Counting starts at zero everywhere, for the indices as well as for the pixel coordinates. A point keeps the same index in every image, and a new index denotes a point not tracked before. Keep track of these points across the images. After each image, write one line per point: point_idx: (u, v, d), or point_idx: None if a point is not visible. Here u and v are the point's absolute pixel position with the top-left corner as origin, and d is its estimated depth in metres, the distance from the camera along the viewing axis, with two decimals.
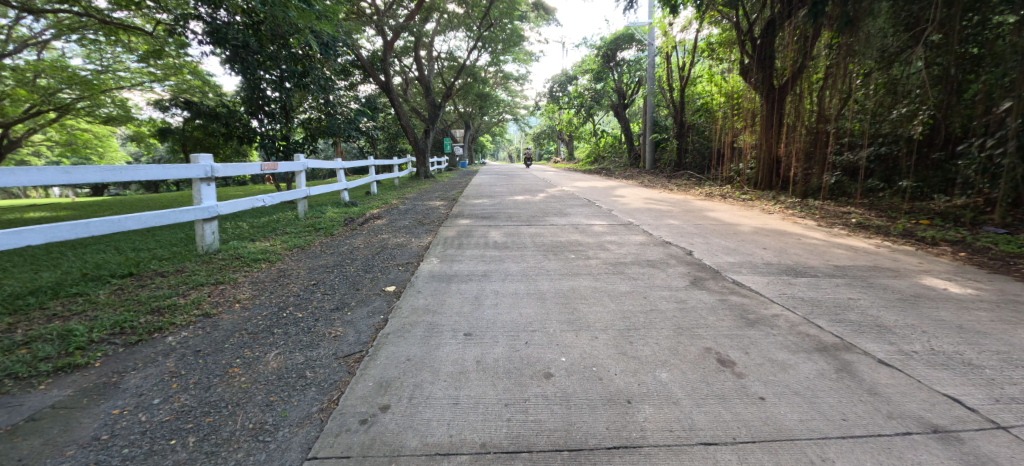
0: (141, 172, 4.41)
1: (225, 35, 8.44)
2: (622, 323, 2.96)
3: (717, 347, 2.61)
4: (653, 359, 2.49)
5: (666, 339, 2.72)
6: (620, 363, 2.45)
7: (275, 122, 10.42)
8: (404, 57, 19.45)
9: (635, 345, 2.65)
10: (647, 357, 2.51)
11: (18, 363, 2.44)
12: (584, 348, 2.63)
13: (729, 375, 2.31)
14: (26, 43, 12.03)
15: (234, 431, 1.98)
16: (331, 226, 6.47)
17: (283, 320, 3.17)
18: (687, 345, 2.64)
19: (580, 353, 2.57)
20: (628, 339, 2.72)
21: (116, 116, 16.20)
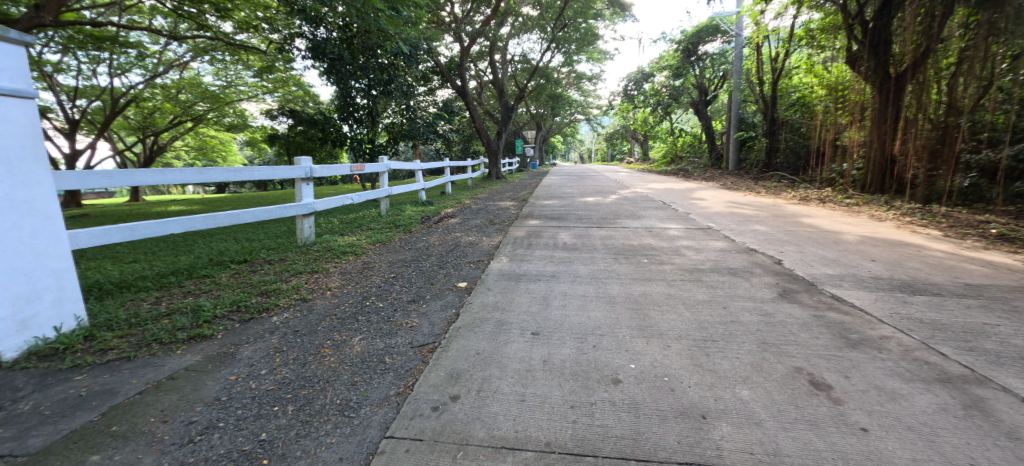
0: (255, 173, 5.04)
1: (324, 50, 9.48)
2: (698, 333, 2.82)
3: (810, 368, 2.39)
4: (733, 374, 2.34)
5: (749, 354, 2.54)
6: (694, 376, 2.34)
7: (363, 126, 11.33)
8: (479, 62, 20.02)
9: (713, 358, 2.51)
10: (726, 371, 2.36)
11: (162, 331, 2.93)
12: (654, 356, 2.56)
13: (823, 400, 2.11)
14: (171, 64, 14.19)
15: (325, 404, 2.21)
16: (409, 224, 6.89)
17: (366, 308, 3.45)
18: (774, 363, 2.45)
19: (651, 361, 2.50)
20: (705, 352, 2.58)
21: (236, 124, 18.54)
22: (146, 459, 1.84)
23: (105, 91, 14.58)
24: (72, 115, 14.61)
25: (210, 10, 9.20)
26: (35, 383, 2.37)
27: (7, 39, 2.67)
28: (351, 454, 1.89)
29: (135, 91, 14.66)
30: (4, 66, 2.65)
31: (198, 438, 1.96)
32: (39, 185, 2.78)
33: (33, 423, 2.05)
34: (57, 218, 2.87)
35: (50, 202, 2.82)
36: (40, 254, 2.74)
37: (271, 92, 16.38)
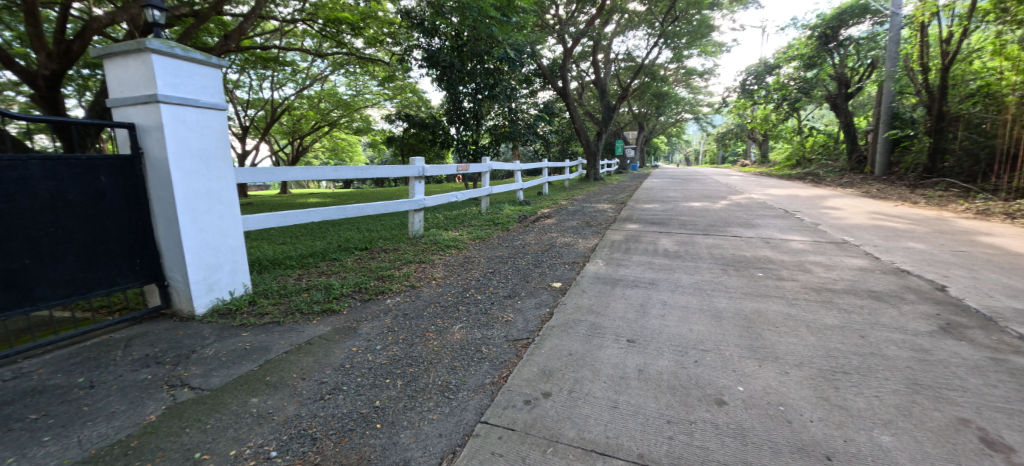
0: (378, 171, 5.63)
1: (437, 58, 10.53)
2: (823, 362, 2.49)
3: (980, 421, 1.96)
4: (870, 415, 2.02)
5: (891, 394, 2.18)
6: (817, 409, 2.07)
7: (468, 129, 11.95)
8: (582, 62, 19.82)
9: (842, 393, 2.19)
10: (859, 410, 2.05)
11: (303, 303, 3.44)
12: (768, 381, 2.31)
13: (998, 463, 1.72)
14: (314, 78, 16.42)
15: (428, 383, 2.40)
16: (508, 222, 7.09)
17: (466, 299, 3.65)
18: (927, 409, 2.06)
19: (763, 385, 2.27)
20: (832, 384, 2.26)
21: (361, 128, 20.83)
22: (289, 407, 2.18)
23: (266, 102, 17.38)
24: (243, 122, 17.67)
25: (346, 29, 10.47)
26: (215, 335, 2.99)
27: (209, 64, 3.33)
28: (449, 433, 2.02)
29: (287, 101, 17.26)
30: (207, 85, 3.35)
31: (326, 396, 2.27)
32: (224, 178, 3.50)
33: (213, 366, 2.57)
34: (234, 205, 3.60)
35: (231, 191, 3.54)
36: (223, 232, 3.49)
37: (391, 99, 18.06)
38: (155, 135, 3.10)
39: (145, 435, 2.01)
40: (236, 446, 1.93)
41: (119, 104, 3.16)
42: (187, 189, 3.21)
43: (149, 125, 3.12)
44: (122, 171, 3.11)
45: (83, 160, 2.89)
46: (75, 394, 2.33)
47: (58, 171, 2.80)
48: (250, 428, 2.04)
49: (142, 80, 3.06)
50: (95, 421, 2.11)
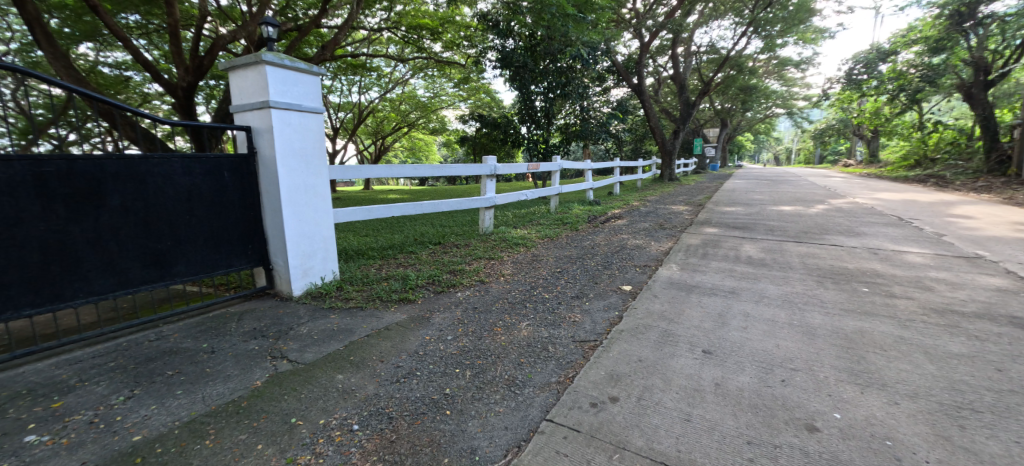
0: (453, 170, 5.83)
1: (511, 59, 10.71)
2: (945, 396, 2.15)
3: None
4: (1005, 463, 1.72)
5: None
6: (934, 449, 1.80)
7: (539, 128, 11.96)
8: (661, 57, 18.96)
9: (968, 433, 1.88)
10: (991, 456, 1.75)
11: (382, 291, 3.68)
12: (872, 411, 2.05)
13: None
14: (396, 81, 17.41)
15: (495, 376, 2.45)
16: (576, 222, 7.02)
17: (533, 297, 3.67)
18: None
19: (864, 415, 2.02)
20: (954, 422, 1.95)
21: (437, 128, 21.73)
22: (369, 387, 2.35)
23: (354, 105, 18.74)
24: (334, 124, 19.25)
25: (426, 34, 10.99)
26: (308, 315, 3.30)
27: (311, 72, 3.66)
28: (514, 427, 2.04)
29: (371, 104, 18.49)
30: (309, 92, 3.69)
31: (402, 380, 2.41)
32: (320, 174, 3.83)
33: (307, 343, 2.84)
34: (328, 199, 3.94)
35: (326, 187, 3.87)
36: (317, 223, 3.83)
37: (466, 100, 18.62)
38: (266, 136, 3.48)
39: (252, 397, 2.27)
40: (324, 417, 2.11)
41: (238, 109, 3.58)
42: (290, 184, 3.57)
43: (261, 127, 3.51)
44: (240, 168, 3.54)
45: (210, 158, 3.33)
46: (199, 357, 2.70)
47: (193, 167, 3.25)
48: (336, 402, 2.23)
49: (257, 88, 3.45)
50: (215, 381, 2.43)
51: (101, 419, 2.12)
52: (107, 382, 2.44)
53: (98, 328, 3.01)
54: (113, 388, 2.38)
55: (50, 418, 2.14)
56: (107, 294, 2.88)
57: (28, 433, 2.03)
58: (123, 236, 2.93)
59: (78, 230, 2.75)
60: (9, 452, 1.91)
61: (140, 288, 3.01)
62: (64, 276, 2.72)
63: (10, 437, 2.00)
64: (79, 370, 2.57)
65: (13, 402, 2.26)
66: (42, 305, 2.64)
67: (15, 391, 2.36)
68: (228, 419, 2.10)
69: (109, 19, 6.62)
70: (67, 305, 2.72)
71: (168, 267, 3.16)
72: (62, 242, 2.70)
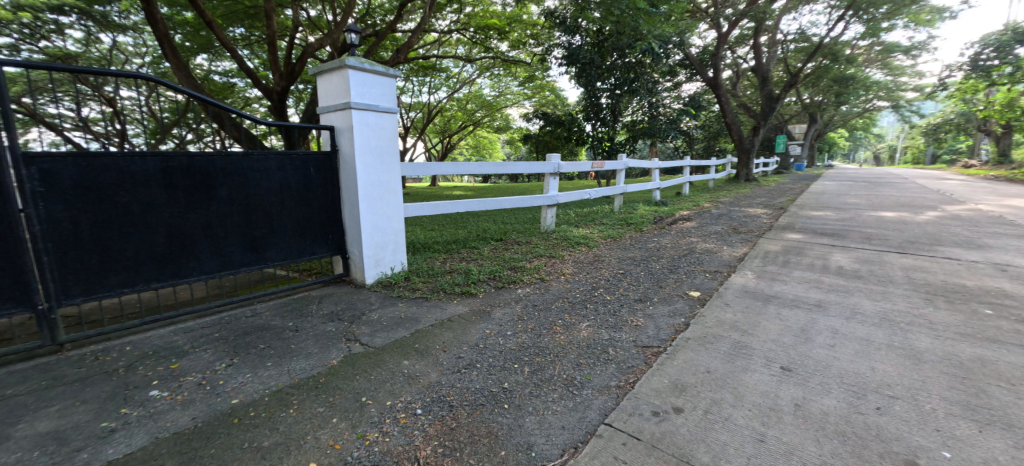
0: (517, 167, 5.87)
1: (577, 56, 10.57)
2: None
3: None
4: None
5: None
6: None
7: (604, 125, 11.65)
8: (740, 48, 17.69)
9: None
10: None
11: (446, 284, 3.79)
12: (993, 454, 1.76)
13: None
14: (464, 81, 17.84)
15: (553, 375, 2.42)
16: (641, 223, 6.79)
17: (594, 298, 3.59)
18: None
19: (981, 457, 1.75)
20: None
21: (502, 126, 21.99)
22: (432, 374, 2.43)
23: (424, 105, 19.50)
24: (404, 123, 20.18)
25: (494, 34, 11.15)
26: (379, 303, 3.48)
27: (387, 75, 3.85)
28: (572, 427, 2.01)
29: (439, 103, 19.13)
30: (385, 93, 3.89)
31: (462, 370, 2.47)
32: (394, 170, 4.03)
33: (378, 328, 3.01)
34: (399, 194, 4.13)
35: (399, 182, 4.07)
36: (389, 216, 4.03)
37: (530, 98, 18.64)
38: (346, 135, 3.72)
39: (329, 374, 2.45)
40: (391, 399, 2.22)
41: (323, 110, 3.86)
42: (366, 179, 3.79)
43: (343, 126, 3.76)
44: (324, 164, 3.82)
45: (299, 155, 3.64)
46: (286, 334, 2.95)
47: (285, 162, 3.57)
48: (402, 385, 2.33)
49: (339, 90, 3.70)
50: (299, 357, 2.65)
51: (207, 382, 2.40)
52: (212, 350, 2.76)
53: (206, 303, 3.41)
54: (217, 356, 2.67)
55: (169, 377, 2.45)
56: (214, 273, 3.25)
57: (153, 388, 2.34)
58: (228, 222, 3.30)
59: (194, 217, 3.13)
60: (138, 403, 2.22)
61: (240, 269, 3.37)
62: (183, 256, 3.11)
63: (139, 390, 2.32)
64: (190, 338, 2.92)
65: (141, 361, 2.62)
66: (165, 280, 3.04)
67: (143, 352, 2.73)
68: (309, 392, 2.28)
69: (221, 32, 7.40)
70: (183, 282, 3.10)
71: (262, 251, 3.50)
72: (182, 226, 3.09)
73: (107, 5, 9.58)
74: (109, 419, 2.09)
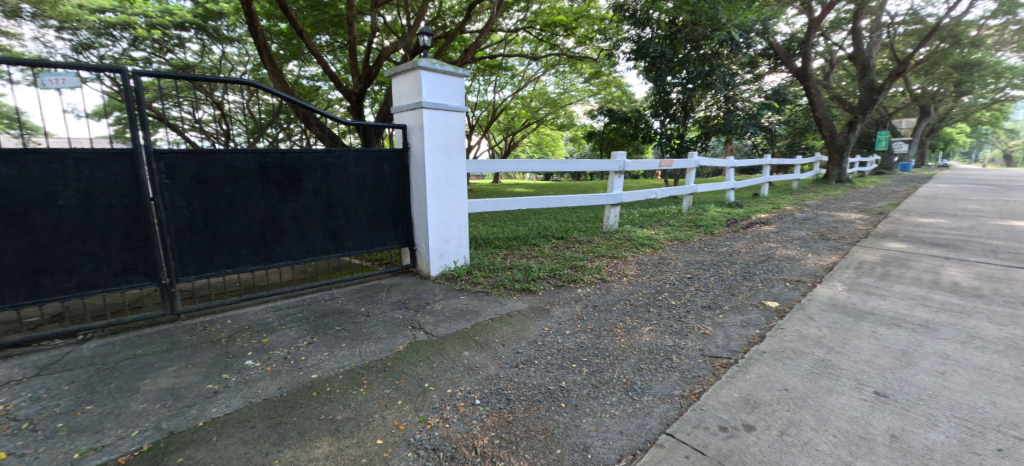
0: (581, 165, 5.77)
1: (647, 50, 10.17)
2: None
3: None
4: None
5: None
6: None
7: (674, 122, 11.11)
8: (835, 35, 15.99)
9: None
10: None
11: (506, 280, 3.82)
12: None
13: None
14: (529, 79, 17.86)
15: (612, 378, 2.35)
16: (712, 225, 6.41)
17: (658, 302, 3.44)
18: None
19: None
20: None
21: (566, 123, 21.76)
22: (491, 367, 2.46)
23: (489, 103, 19.81)
24: (470, 121, 20.65)
25: (560, 31, 10.99)
26: (442, 294, 3.59)
27: (456, 75, 3.94)
28: (631, 433, 1.94)
29: (504, 101, 19.32)
30: (454, 92, 3.98)
31: (520, 366, 2.47)
32: (460, 167, 4.13)
33: (441, 319, 3.10)
34: (464, 189, 4.22)
35: (465, 178, 4.17)
36: (455, 211, 4.14)
37: (596, 94, 18.25)
38: (417, 133, 3.87)
39: (396, 359, 2.57)
40: (451, 387, 2.28)
41: (396, 109, 4.05)
42: (435, 175, 3.92)
43: (414, 124, 3.91)
44: (397, 160, 4.00)
45: (375, 151, 3.84)
46: (358, 318, 3.14)
47: (363, 158, 3.79)
48: (462, 375, 2.39)
49: (412, 90, 3.84)
50: (370, 341, 2.80)
51: (292, 356, 2.61)
52: (296, 328, 3.00)
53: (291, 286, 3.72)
54: (300, 334, 2.91)
55: (260, 349, 2.71)
56: (299, 259, 3.53)
57: (247, 358, 2.60)
58: (313, 212, 3.57)
59: (284, 207, 3.42)
60: (236, 370, 2.47)
61: (322, 256, 3.64)
62: (275, 242, 3.41)
63: (237, 359, 2.59)
64: (278, 316, 3.19)
65: (238, 333, 2.91)
66: (259, 263, 3.36)
67: (240, 326, 3.04)
68: (377, 374, 2.41)
69: (310, 40, 7.97)
70: (274, 265, 3.40)
71: (340, 241, 3.75)
72: (274, 215, 3.39)
73: (218, 20, 10.88)
74: (213, 382, 2.35)
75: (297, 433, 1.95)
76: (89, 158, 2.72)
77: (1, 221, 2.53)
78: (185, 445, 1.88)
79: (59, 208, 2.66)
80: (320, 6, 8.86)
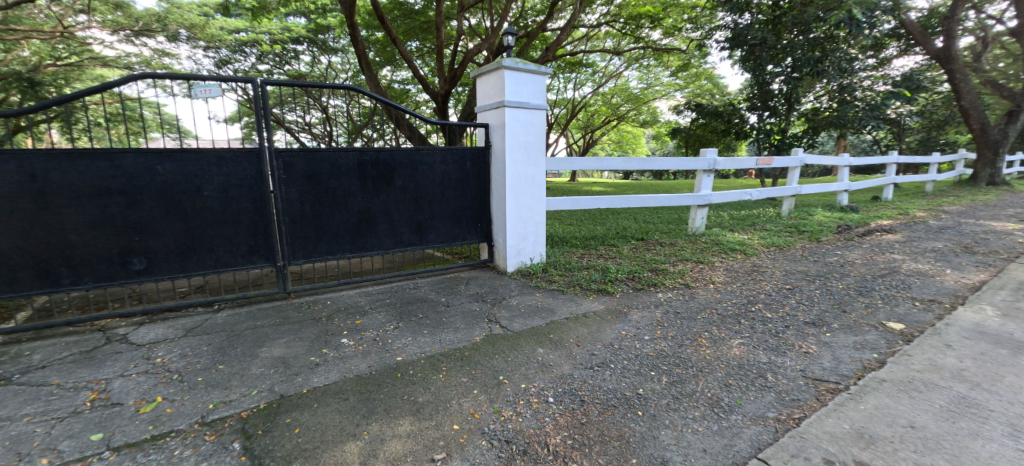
0: (666, 163, 5.48)
1: (745, 37, 9.40)
2: None
3: None
4: None
5: None
6: None
7: (775, 116, 10.07)
8: (989, 8, 13.37)
9: None
10: None
11: (582, 280, 3.76)
12: None
13: None
14: (610, 75, 17.36)
15: (695, 390, 2.20)
16: (818, 231, 5.73)
17: (750, 313, 3.16)
18: None
19: None
20: None
21: (648, 120, 20.85)
22: (565, 366, 2.43)
23: (568, 101, 19.61)
24: (549, 119, 20.61)
25: (646, 23, 10.69)
26: (518, 290, 3.64)
27: (539, 73, 3.94)
28: (716, 452, 1.80)
29: (584, 99, 18.99)
30: (536, 90, 3.99)
31: (596, 368, 2.42)
32: (540, 164, 4.14)
33: (516, 314, 3.14)
34: (543, 187, 4.22)
35: (544, 176, 4.17)
36: (532, 209, 4.16)
37: (683, 88, 17.21)
38: (499, 131, 3.94)
39: (473, 349, 2.65)
40: (525, 382, 2.29)
41: (480, 109, 4.16)
42: (515, 172, 3.97)
43: (496, 123, 3.99)
44: (480, 158, 4.12)
45: (460, 149, 3.99)
46: (439, 308, 3.29)
47: (448, 156, 3.95)
48: (536, 372, 2.39)
49: (496, 89, 3.92)
50: (449, 330, 2.92)
51: (380, 338, 2.81)
52: (384, 313, 3.22)
53: (380, 274, 4.00)
54: (387, 318, 3.12)
55: (354, 330, 2.95)
56: (388, 250, 3.80)
57: (343, 337, 2.85)
58: (402, 206, 3.81)
59: (377, 201, 3.68)
60: (334, 347, 2.72)
61: (408, 248, 3.87)
62: (368, 233, 3.70)
63: (334, 337, 2.85)
64: (369, 301, 3.46)
65: (335, 314, 3.20)
66: (354, 251, 3.66)
67: (337, 307, 3.34)
68: (456, 362, 2.50)
69: (402, 46, 8.49)
70: (367, 254, 3.69)
71: (425, 234, 3.96)
72: (369, 208, 3.67)
73: (326, 33, 12.25)
74: (315, 355, 2.61)
75: (383, 409, 2.09)
76: (227, 155, 3.16)
77: (161, 207, 3.03)
78: (292, 408, 2.11)
79: (203, 198, 3.12)
80: (411, 13, 9.50)
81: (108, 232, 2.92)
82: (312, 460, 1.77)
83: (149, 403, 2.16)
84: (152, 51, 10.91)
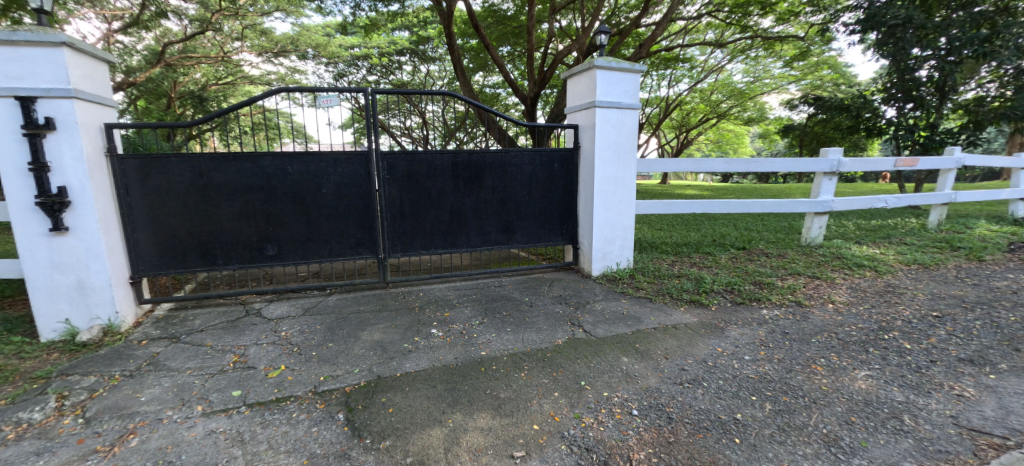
0: (776, 165, 4.95)
1: (882, 16, 7.90)
2: None
3: None
4: None
5: None
6: None
7: (920, 108, 8.46)
8: None
9: None
10: None
11: (675, 289, 3.56)
12: None
13: None
14: (711, 70, 16.12)
15: (807, 424, 1.96)
16: (978, 248, 4.73)
17: (880, 342, 2.72)
18: None
19: None
20: None
21: (755, 117, 18.98)
22: (650, 378, 2.34)
23: (662, 99, 18.61)
24: (642, 119, 19.75)
25: (754, 9, 9.73)
26: (603, 295, 3.57)
27: (632, 71, 3.82)
28: None
29: (680, 97, 17.87)
30: (628, 89, 3.88)
31: (685, 384, 2.28)
32: (630, 166, 4.02)
33: (601, 320, 3.08)
34: (632, 189, 4.09)
35: (634, 178, 4.03)
36: (620, 212, 4.05)
37: (798, 81, 15.35)
38: (588, 132, 3.90)
39: (555, 351, 2.66)
40: (607, 391, 2.25)
41: (570, 110, 4.16)
42: (603, 174, 3.90)
43: (586, 124, 3.95)
44: (568, 160, 4.12)
45: (548, 151, 4.04)
46: (522, 307, 3.37)
47: (536, 158, 4.02)
48: (619, 381, 2.33)
49: (587, 89, 3.89)
50: (532, 330, 2.97)
51: (467, 332, 2.96)
52: (470, 307, 3.39)
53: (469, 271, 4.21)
54: (473, 313, 3.27)
55: (443, 321, 3.15)
56: (477, 247, 3.99)
57: (433, 327, 3.06)
58: (491, 206, 3.96)
59: (468, 200, 3.89)
60: (425, 336, 2.93)
61: (495, 246, 4.02)
62: (459, 231, 3.92)
63: (425, 327, 3.06)
64: (457, 295, 3.66)
65: (428, 305, 3.44)
66: (446, 247, 3.91)
67: (430, 299, 3.59)
68: (537, 362, 2.54)
69: (495, 52, 8.77)
70: (457, 251, 3.91)
71: (511, 234, 4.07)
72: (460, 207, 3.88)
73: (427, 44, 13.18)
74: (408, 342, 2.83)
75: (467, 400, 2.20)
76: (342, 158, 3.57)
77: (292, 204, 3.53)
78: (388, 388, 2.32)
79: (323, 195, 3.58)
80: (504, 19, 9.80)
81: (251, 223, 3.48)
82: (403, 439, 1.92)
83: (275, 370, 2.54)
84: (287, 70, 12.73)
